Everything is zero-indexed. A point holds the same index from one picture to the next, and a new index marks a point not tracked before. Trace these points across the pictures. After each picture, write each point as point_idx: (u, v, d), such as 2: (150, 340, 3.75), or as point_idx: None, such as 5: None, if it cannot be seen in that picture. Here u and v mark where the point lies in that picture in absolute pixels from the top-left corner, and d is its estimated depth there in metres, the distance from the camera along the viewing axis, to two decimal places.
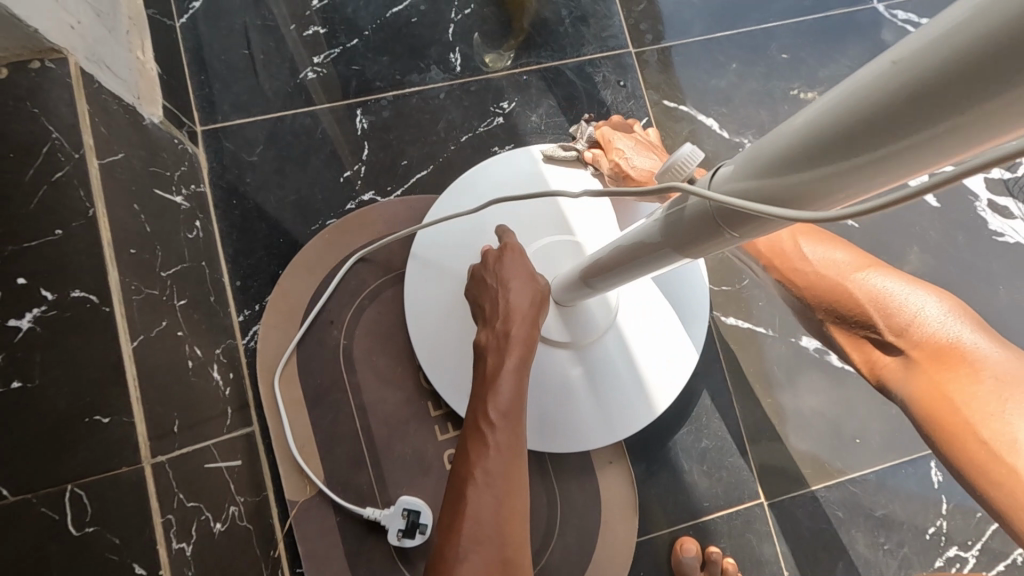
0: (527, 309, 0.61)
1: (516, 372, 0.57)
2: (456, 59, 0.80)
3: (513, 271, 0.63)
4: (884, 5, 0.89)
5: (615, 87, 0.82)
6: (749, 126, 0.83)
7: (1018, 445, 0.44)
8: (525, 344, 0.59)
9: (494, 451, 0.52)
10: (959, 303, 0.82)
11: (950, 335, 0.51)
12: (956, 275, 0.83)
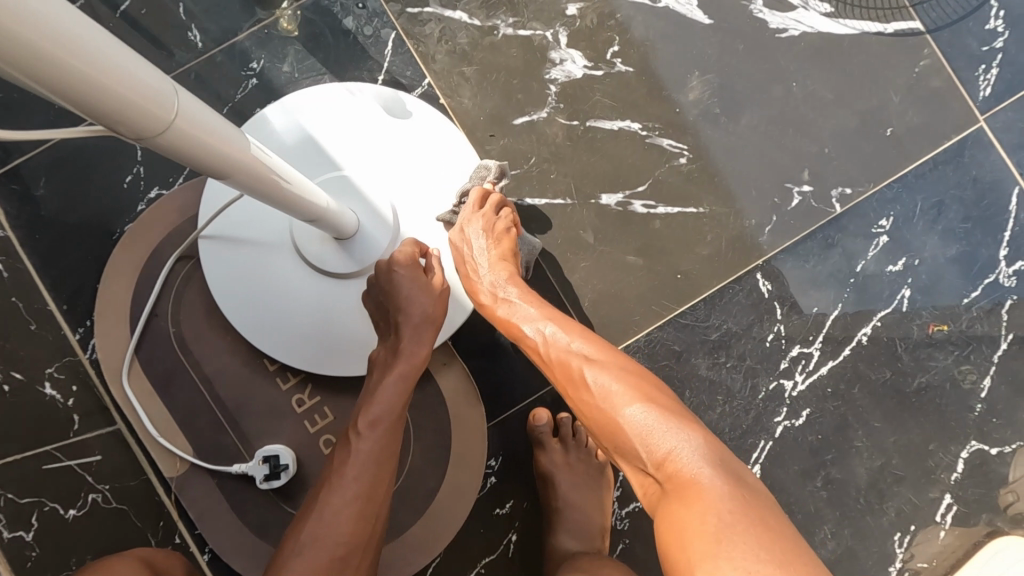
0: (420, 325, 0.69)
1: (400, 384, 0.66)
2: (196, 36, 0.81)
3: (422, 283, 0.70)
4: None
5: (356, 11, 0.82)
6: (498, 5, 0.82)
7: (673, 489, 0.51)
8: (415, 364, 0.68)
9: (365, 456, 0.62)
10: (750, 114, 0.82)
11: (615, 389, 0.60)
12: (743, 86, 0.83)
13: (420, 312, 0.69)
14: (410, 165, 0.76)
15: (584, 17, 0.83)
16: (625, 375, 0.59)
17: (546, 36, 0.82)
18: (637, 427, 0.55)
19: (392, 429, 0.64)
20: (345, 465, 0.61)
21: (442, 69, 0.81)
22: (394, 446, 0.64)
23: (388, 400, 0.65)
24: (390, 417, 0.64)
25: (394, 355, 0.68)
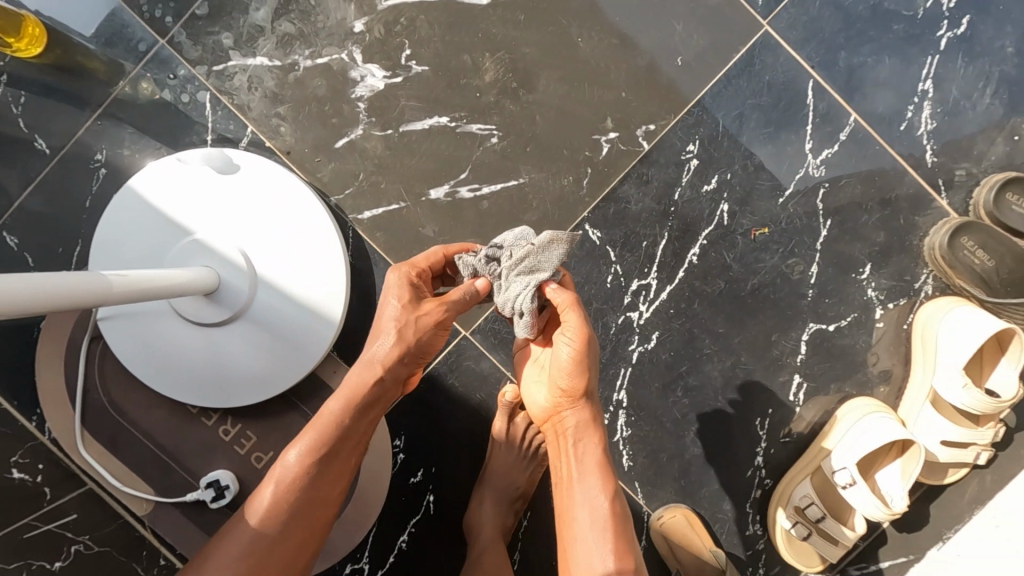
0: (397, 354, 0.69)
1: (347, 401, 0.69)
2: (42, 143, 0.90)
3: (417, 307, 0.70)
4: None
5: (170, 83, 0.90)
6: (292, 41, 0.88)
7: None
8: (393, 376, 0.71)
9: (305, 458, 0.68)
10: (544, 79, 0.88)
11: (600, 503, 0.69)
12: (532, 55, 0.88)
13: (396, 314, 0.69)
14: (252, 212, 0.86)
15: (371, 29, 0.88)
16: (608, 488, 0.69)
17: (342, 58, 0.88)
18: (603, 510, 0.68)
19: (341, 435, 0.69)
20: (289, 458, 0.68)
21: (259, 115, 0.89)
22: (340, 457, 0.70)
23: (335, 410, 0.69)
24: (334, 426, 0.69)
25: (360, 367, 0.70)
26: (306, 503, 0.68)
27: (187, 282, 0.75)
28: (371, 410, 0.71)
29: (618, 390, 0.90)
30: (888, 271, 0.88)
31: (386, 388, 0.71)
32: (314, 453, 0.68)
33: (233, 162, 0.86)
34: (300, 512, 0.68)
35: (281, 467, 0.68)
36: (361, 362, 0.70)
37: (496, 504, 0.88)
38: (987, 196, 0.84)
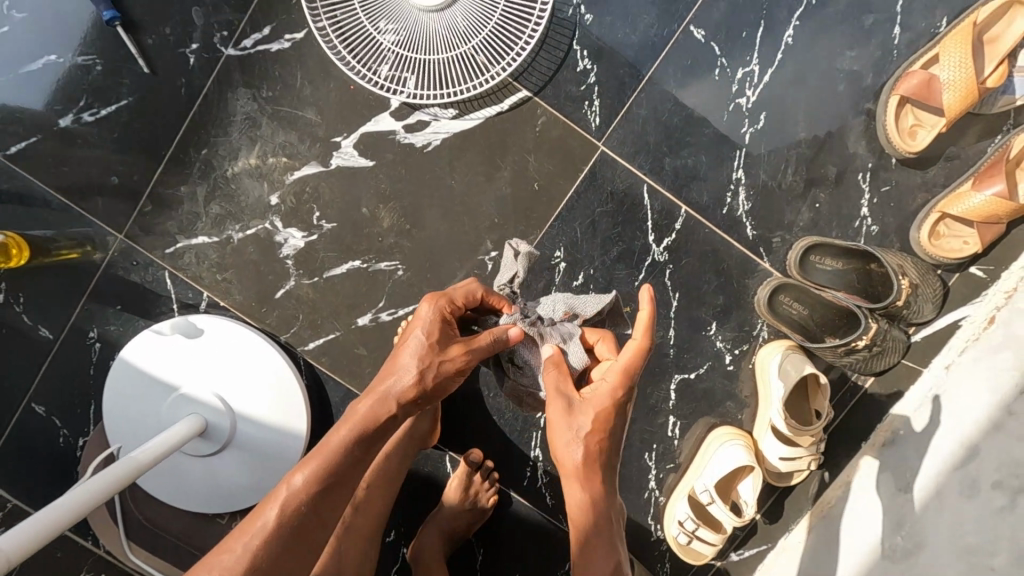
0: (412, 383, 0.82)
1: (360, 433, 0.79)
2: (46, 330, 1.13)
3: (444, 350, 0.84)
4: (232, 45, 1.03)
5: (135, 267, 1.11)
6: (224, 219, 1.08)
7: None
8: (401, 409, 0.82)
9: (309, 481, 0.75)
10: (431, 218, 1.07)
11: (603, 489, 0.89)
12: (418, 200, 1.07)
13: (417, 358, 0.83)
14: (220, 363, 1.08)
15: (284, 200, 1.07)
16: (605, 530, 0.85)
17: (266, 226, 1.08)
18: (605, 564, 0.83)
19: (348, 462, 0.78)
20: (299, 476, 0.75)
21: (211, 282, 1.11)
22: (345, 481, 0.77)
23: (342, 437, 0.78)
24: (342, 456, 0.77)
25: (374, 399, 0.81)
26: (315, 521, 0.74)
27: (186, 434, 0.99)
28: (375, 441, 0.80)
29: (530, 447, 1.17)
30: (731, 325, 1.09)
31: (397, 419, 0.82)
32: (331, 471, 0.76)
33: (197, 327, 1.08)
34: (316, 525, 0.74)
35: (292, 485, 0.74)
36: (373, 395, 0.82)
37: (440, 538, 1.11)
38: (795, 257, 1.04)
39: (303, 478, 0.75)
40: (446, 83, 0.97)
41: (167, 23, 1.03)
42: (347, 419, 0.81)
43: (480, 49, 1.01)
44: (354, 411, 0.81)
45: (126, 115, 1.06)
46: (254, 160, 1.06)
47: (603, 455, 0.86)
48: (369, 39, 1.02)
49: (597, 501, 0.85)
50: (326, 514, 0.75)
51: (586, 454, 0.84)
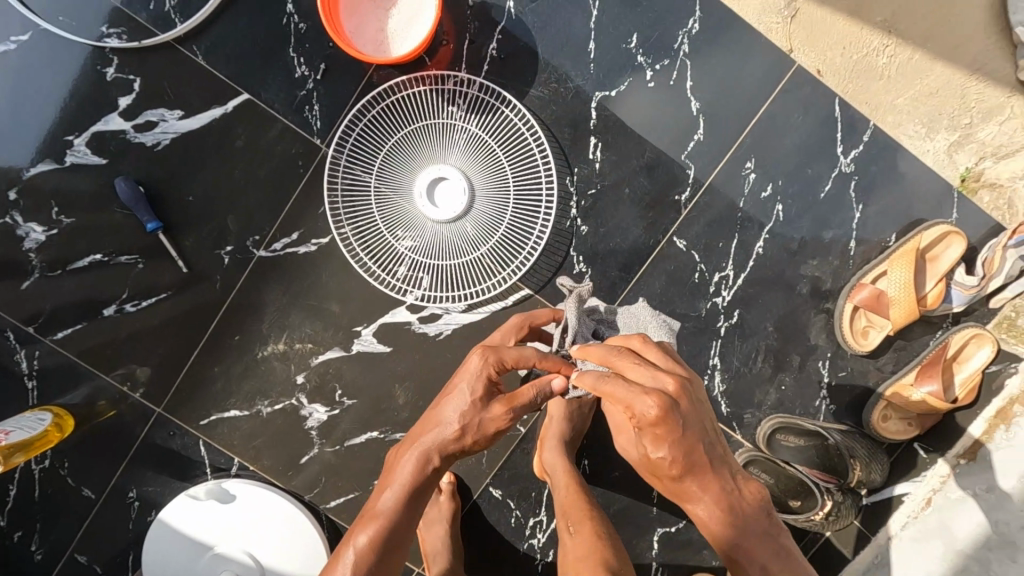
0: (442, 434, 0.81)
1: (404, 495, 0.82)
2: (88, 490, 1.23)
3: (485, 406, 0.81)
4: (264, 246, 1.14)
5: (171, 435, 1.21)
6: (254, 395, 1.20)
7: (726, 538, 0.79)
8: (444, 457, 0.82)
9: (372, 533, 0.80)
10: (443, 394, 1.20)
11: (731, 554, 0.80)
12: (431, 380, 1.19)
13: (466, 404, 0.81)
14: (250, 524, 1.20)
15: (309, 380, 1.19)
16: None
17: (293, 401, 1.20)
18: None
19: (397, 521, 0.81)
20: (360, 535, 0.80)
21: (241, 449, 1.22)
22: (396, 539, 0.81)
23: (389, 501, 0.82)
24: (394, 517, 0.81)
25: (415, 461, 0.82)
26: (383, 557, 0.79)
27: None
28: (424, 487, 0.83)
29: None
30: None
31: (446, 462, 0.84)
32: (384, 520, 0.80)
33: (229, 492, 1.19)
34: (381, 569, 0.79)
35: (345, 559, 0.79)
36: (416, 447, 0.83)
37: None
38: (765, 432, 1.18)
39: (365, 538, 0.80)
40: (457, 294, 1.08)
41: (205, 228, 1.13)
42: (391, 475, 0.84)
43: (488, 257, 1.12)
44: (394, 473, 0.84)
45: (165, 306, 1.16)
46: (282, 344, 1.18)
47: (722, 505, 0.78)
48: (386, 244, 1.12)
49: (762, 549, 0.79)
50: (386, 559, 0.80)
51: (713, 514, 0.78)
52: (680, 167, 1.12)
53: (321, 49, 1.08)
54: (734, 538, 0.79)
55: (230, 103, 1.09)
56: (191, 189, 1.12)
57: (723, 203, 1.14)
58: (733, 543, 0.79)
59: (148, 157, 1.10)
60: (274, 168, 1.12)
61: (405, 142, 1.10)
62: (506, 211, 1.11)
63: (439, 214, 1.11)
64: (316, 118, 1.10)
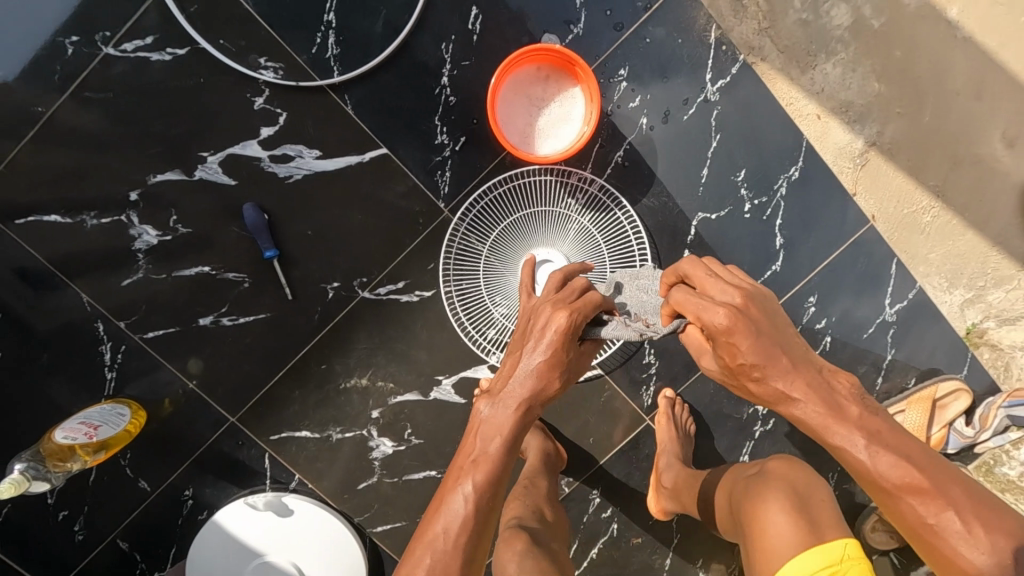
0: (526, 384, 0.88)
1: (496, 453, 0.84)
2: (144, 482, 1.27)
3: (557, 362, 0.90)
4: (369, 287, 1.21)
5: (239, 444, 1.26)
6: (327, 421, 1.26)
7: (865, 458, 0.76)
8: (530, 401, 0.88)
9: (475, 488, 0.81)
10: None
11: (868, 468, 0.76)
12: None
13: (535, 368, 0.89)
14: (300, 540, 1.24)
15: (383, 415, 1.27)
16: (865, 433, 0.77)
17: (364, 432, 1.27)
18: (891, 486, 0.75)
19: (494, 473, 0.83)
20: (461, 495, 0.80)
21: (304, 467, 1.28)
22: (494, 490, 0.82)
23: (489, 462, 0.83)
24: (488, 475, 0.82)
25: (512, 411, 0.87)
26: (485, 507, 0.81)
27: None
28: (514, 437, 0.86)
29: None
30: (716, 564, 1.38)
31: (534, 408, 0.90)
32: (481, 472, 0.82)
33: (286, 506, 1.24)
34: (478, 528, 0.79)
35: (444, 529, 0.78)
36: (511, 412, 0.87)
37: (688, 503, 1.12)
38: None
39: (467, 502, 0.80)
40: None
41: (316, 262, 1.18)
42: (480, 442, 0.85)
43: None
44: (485, 435, 0.86)
45: (261, 327, 1.21)
46: (365, 379, 1.25)
47: (806, 398, 0.80)
48: (484, 308, 1.20)
49: (858, 432, 0.77)
50: (485, 511, 0.81)
51: (811, 406, 0.80)
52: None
53: (464, 123, 1.15)
54: (859, 437, 0.77)
55: (366, 153, 1.15)
56: (312, 225, 1.17)
57: None
58: (862, 454, 0.76)
59: (277, 188, 1.15)
60: (396, 220, 1.18)
61: (521, 221, 1.18)
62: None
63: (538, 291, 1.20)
64: (444, 183, 1.17)
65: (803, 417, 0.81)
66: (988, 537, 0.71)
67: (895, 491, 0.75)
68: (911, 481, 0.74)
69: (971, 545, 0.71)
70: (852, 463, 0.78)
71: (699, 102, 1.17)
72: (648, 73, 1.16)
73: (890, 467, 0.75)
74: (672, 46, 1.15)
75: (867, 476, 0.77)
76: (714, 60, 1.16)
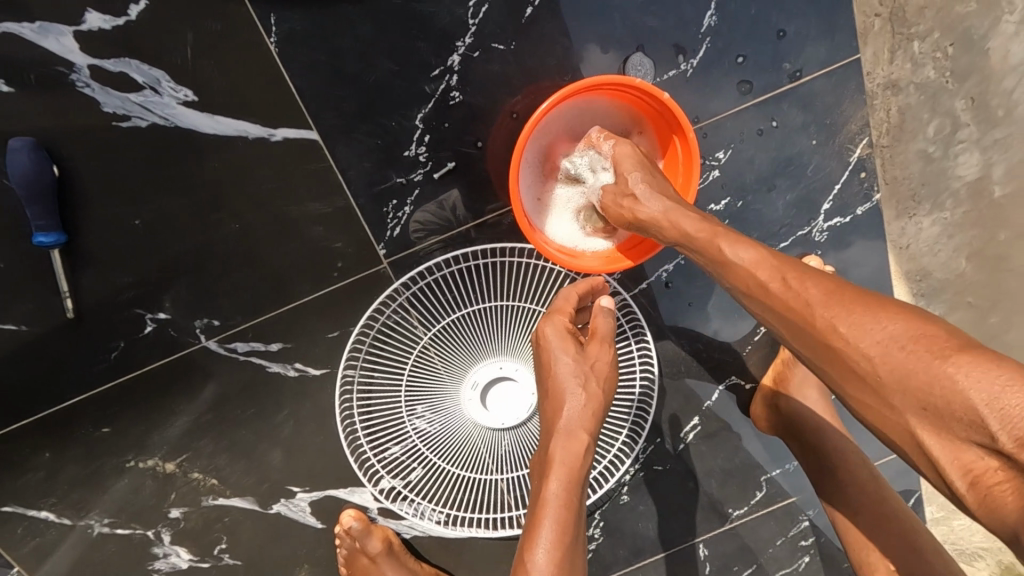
0: (577, 404, 0.62)
1: (560, 541, 0.58)
2: None
3: (587, 350, 0.64)
4: (216, 339, 0.75)
5: None
6: (90, 506, 0.79)
7: (766, 286, 0.51)
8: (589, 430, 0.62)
9: (556, 548, 0.58)
10: None
11: (744, 280, 0.53)
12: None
13: (584, 418, 0.62)
14: None
15: (188, 519, 0.81)
16: (772, 266, 0.51)
17: (147, 534, 0.81)
18: (830, 322, 0.46)
19: (564, 564, 0.58)
20: None
21: (30, 563, 0.80)
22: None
23: (548, 561, 0.58)
24: (556, 571, 0.58)
25: (560, 473, 0.60)
26: None
27: None
28: (575, 501, 0.60)
29: None
30: None
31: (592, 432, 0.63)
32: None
33: None
34: None
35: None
36: (560, 475, 0.60)
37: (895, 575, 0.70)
38: None
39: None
40: (440, 530, 0.73)
41: (141, 272, 0.72)
42: (533, 517, 0.60)
43: (505, 489, 0.79)
44: (540, 508, 0.60)
45: (10, 345, 0.72)
46: (172, 465, 0.79)
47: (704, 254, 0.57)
48: (394, 413, 0.78)
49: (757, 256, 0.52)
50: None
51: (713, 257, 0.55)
52: (753, 484, 0.90)
53: (457, 141, 0.71)
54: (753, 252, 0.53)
55: (277, 130, 0.69)
56: (147, 211, 0.70)
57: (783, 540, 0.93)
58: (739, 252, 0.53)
59: (101, 135, 0.67)
60: (296, 250, 0.73)
61: (497, 312, 0.75)
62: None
63: (483, 416, 0.76)
64: (396, 224, 0.73)
65: (705, 258, 0.56)
66: (895, 325, 0.43)
67: (822, 317, 0.46)
68: (818, 307, 0.47)
69: (876, 337, 0.43)
70: (737, 283, 0.53)
71: (798, 236, 0.79)
72: (750, 171, 0.76)
73: (786, 275, 0.50)
74: (796, 144, 0.76)
75: (779, 315, 0.50)
76: (843, 187, 0.78)
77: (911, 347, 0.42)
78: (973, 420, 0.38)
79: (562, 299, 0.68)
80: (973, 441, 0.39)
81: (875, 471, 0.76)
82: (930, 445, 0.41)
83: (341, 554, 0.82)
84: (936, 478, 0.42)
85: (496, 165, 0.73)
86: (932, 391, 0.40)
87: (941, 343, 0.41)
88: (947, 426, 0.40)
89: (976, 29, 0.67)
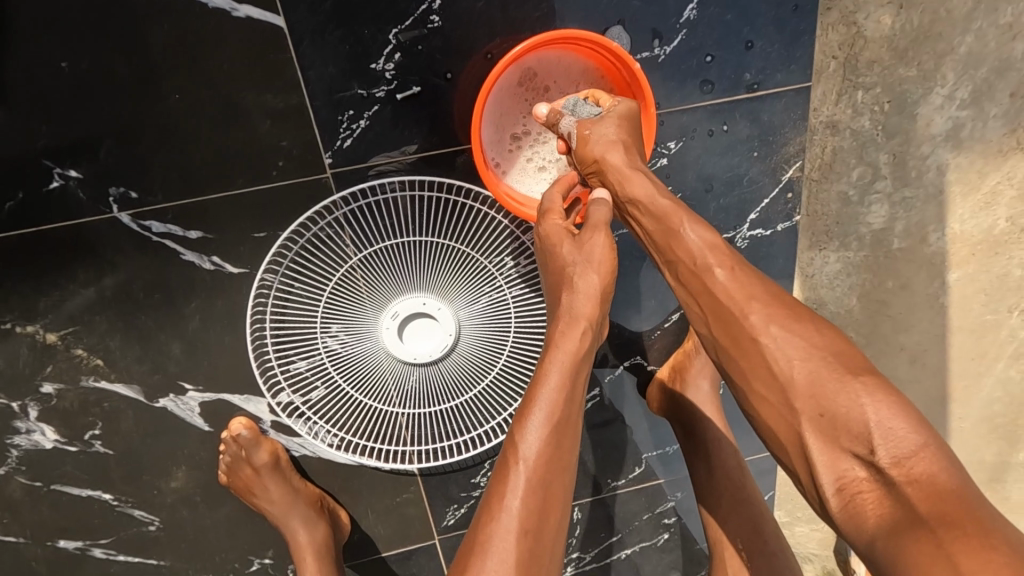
0: (596, 295, 0.64)
1: (551, 423, 0.58)
2: None
3: (582, 238, 0.66)
4: (131, 214, 0.71)
5: None
6: None
7: (732, 310, 0.57)
8: (597, 317, 0.64)
9: (547, 425, 0.58)
10: (234, 505, 0.85)
11: (721, 299, 0.58)
12: (223, 488, 0.83)
13: (587, 304, 0.63)
14: None
15: (61, 398, 0.77)
16: (719, 254, 0.60)
17: (12, 405, 0.76)
18: (757, 325, 0.56)
19: (554, 445, 0.58)
20: (516, 478, 0.57)
21: None
22: (560, 458, 0.59)
23: (538, 442, 0.58)
24: (546, 452, 0.58)
25: (560, 354, 0.61)
26: (545, 467, 0.58)
27: None
28: (573, 386, 0.61)
29: None
30: None
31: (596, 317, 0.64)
32: (543, 461, 0.58)
33: None
34: (548, 507, 0.57)
35: (510, 510, 0.56)
36: (559, 358, 0.60)
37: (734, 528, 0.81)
38: None
39: (521, 500, 0.56)
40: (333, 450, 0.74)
41: (60, 123, 0.67)
42: (525, 401, 0.60)
43: (404, 424, 0.80)
44: (534, 389, 0.60)
45: None
46: (55, 336, 0.74)
47: (656, 243, 0.65)
48: (307, 329, 0.77)
49: (703, 240, 0.61)
50: (551, 481, 0.58)
51: (668, 237, 0.63)
52: (634, 460, 0.96)
53: (426, 66, 0.71)
54: (727, 266, 0.59)
55: (240, 7, 0.65)
56: (78, 56, 0.65)
57: (654, 514, 0.99)
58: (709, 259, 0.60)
59: None
60: (236, 139, 0.70)
61: (430, 248, 0.76)
62: (462, 396, 0.80)
63: (399, 346, 0.76)
64: (348, 135, 0.72)
65: (658, 237, 0.64)
66: (883, 410, 0.49)
67: (754, 322, 0.56)
68: (755, 309, 0.56)
69: (798, 351, 0.54)
70: (683, 259, 0.62)
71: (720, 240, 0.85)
72: (694, 169, 0.82)
73: (756, 301, 0.57)
74: (740, 154, 0.82)
75: (712, 308, 0.59)
76: (767, 204, 0.84)
77: (893, 423, 0.48)
78: (862, 434, 0.49)
79: (547, 201, 0.70)
80: (854, 452, 0.49)
81: (741, 460, 0.84)
82: (814, 451, 0.52)
83: (223, 461, 0.80)
84: (809, 485, 0.52)
85: (461, 103, 0.73)
86: (911, 453, 0.47)
87: (875, 388, 0.50)
88: (836, 436, 0.51)
89: (911, 93, 0.74)
